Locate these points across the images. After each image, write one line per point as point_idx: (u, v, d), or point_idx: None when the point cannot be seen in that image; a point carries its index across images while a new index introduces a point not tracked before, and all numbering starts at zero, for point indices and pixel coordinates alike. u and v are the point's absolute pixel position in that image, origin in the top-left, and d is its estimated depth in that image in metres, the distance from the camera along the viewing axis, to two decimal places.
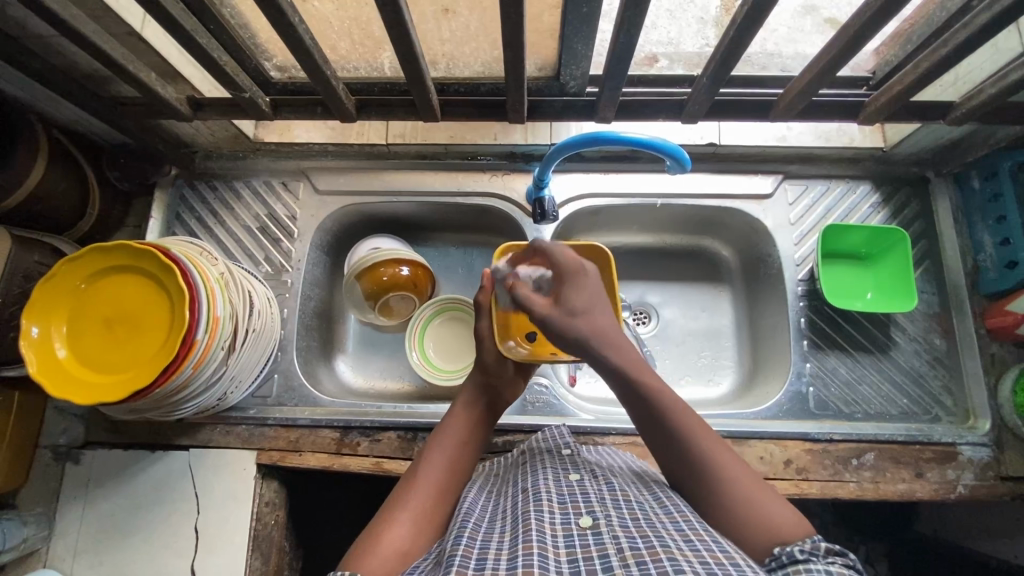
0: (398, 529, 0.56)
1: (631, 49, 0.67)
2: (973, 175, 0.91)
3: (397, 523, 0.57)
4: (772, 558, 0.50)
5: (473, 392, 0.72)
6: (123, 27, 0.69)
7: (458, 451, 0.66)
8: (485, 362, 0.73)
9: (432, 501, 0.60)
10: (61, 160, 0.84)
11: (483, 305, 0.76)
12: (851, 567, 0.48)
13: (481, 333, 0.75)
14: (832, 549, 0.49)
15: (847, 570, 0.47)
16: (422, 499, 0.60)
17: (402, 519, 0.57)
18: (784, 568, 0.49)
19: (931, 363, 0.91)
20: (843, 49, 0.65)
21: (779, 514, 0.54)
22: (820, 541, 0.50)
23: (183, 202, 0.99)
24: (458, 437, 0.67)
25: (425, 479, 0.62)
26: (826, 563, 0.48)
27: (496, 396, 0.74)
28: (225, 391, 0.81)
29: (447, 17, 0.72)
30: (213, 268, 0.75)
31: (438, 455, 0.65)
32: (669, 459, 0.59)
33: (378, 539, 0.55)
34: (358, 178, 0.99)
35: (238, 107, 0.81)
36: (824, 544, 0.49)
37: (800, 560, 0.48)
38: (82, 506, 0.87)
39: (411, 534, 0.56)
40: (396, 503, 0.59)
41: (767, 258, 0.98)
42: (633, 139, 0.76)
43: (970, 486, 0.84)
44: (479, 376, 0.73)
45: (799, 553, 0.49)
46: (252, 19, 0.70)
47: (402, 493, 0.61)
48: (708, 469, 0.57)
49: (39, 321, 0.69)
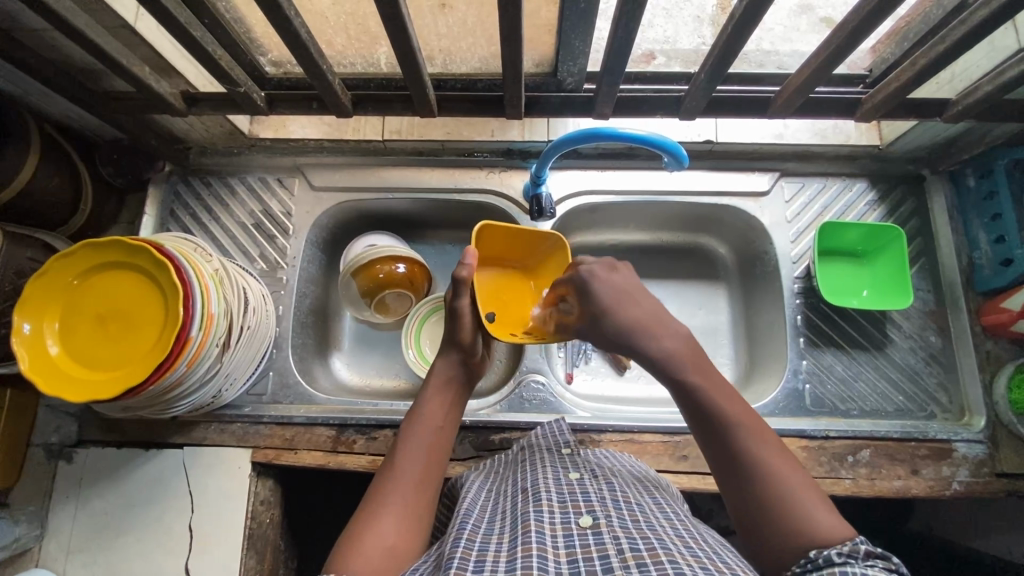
0: (383, 526, 0.56)
1: (629, 45, 0.66)
2: (969, 174, 0.92)
3: (381, 521, 0.56)
4: (807, 560, 0.49)
5: (444, 371, 0.71)
6: (116, 20, 0.67)
7: (433, 439, 0.66)
8: (461, 340, 0.72)
9: (413, 493, 0.60)
10: (53, 155, 0.83)
11: (465, 281, 0.70)
12: (893, 572, 0.46)
13: (461, 311, 0.71)
14: (871, 552, 0.47)
15: (887, 574, 0.46)
16: (405, 493, 0.60)
17: (385, 516, 0.57)
18: (819, 570, 0.47)
19: (926, 360, 0.91)
20: (840, 45, 0.65)
21: (823, 516, 0.52)
22: (859, 544, 0.48)
23: (178, 198, 0.98)
24: (434, 422, 0.67)
25: (404, 472, 0.61)
26: (864, 566, 0.46)
27: (469, 373, 0.73)
28: (219, 389, 0.80)
29: (443, 12, 0.71)
30: (208, 265, 0.74)
31: (415, 444, 0.64)
32: (709, 449, 0.59)
33: (362, 538, 0.54)
34: (355, 175, 0.99)
35: (233, 102, 0.80)
36: (863, 547, 0.47)
37: (836, 563, 0.47)
38: (75, 504, 0.87)
39: (397, 530, 0.56)
40: (380, 499, 0.59)
41: (764, 255, 0.98)
42: (630, 134, 0.76)
43: (965, 482, 0.84)
44: (453, 354, 0.72)
45: (835, 556, 0.47)
46: (247, 12, 0.70)
47: (382, 488, 0.60)
48: (748, 460, 0.56)
49: (32, 317, 0.68)
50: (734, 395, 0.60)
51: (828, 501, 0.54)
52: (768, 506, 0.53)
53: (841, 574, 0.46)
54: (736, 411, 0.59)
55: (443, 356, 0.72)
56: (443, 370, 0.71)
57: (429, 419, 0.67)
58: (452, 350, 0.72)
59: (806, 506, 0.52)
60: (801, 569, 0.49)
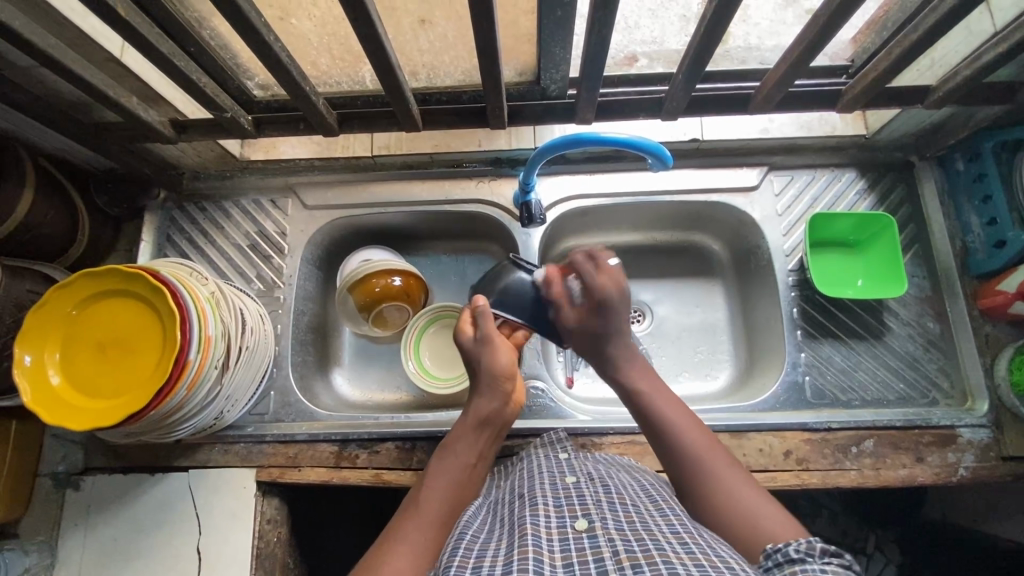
0: (399, 550, 0.54)
1: (604, 51, 0.67)
2: (958, 158, 0.91)
3: (399, 544, 0.55)
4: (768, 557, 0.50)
5: (477, 409, 0.70)
6: (103, 54, 0.69)
7: (458, 475, 0.64)
8: (497, 369, 0.70)
9: (434, 526, 0.58)
10: (49, 189, 0.85)
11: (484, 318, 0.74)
12: (846, 567, 0.46)
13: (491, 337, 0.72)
14: (827, 549, 0.48)
15: (842, 571, 0.46)
16: (423, 523, 0.58)
17: (409, 538, 0.56)
18: (779, 566, 0.48)
19: (925, 347, 0.91)
20: (813, 41, 0.66)
21: (773, 519, 0.55)
22: (816, 542, 0.49)
23: (173, 223, 1.00)
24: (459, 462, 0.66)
25: (428, 505, 0.60)
26: (821, 562, 0.46)
27: (500, 422, 0.72)
28: (221, 410, 0.81)
29: (424, 28, 0.73)
30: (203, 288, 0.75)
31: (441, 480, 0.63)
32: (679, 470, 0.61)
33: (382, 559, 0.54)
34: (346, 192, 1.00)
35: (222, 127, 0.82)
36: (819, 544, 0.48)
37: (795, 559, 0.47)
38: (83, 533, 0.87)
39: (414, 555, 0.54)
40: (399, 528, 0.58)
41: (757, 250, 0.98)
42: (611, 138, 0.76)
43: (971, 468, 0.83)
44: (487, 386, 0.70)
45: (794, 552, 0.48)
46: (232, 40, 0.72)
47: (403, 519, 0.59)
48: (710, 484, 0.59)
49: (32, 349, 0.69)
50: (698, 429, 0.64)
51: (771, 500, 0.57)
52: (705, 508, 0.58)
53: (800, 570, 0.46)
54: (687, 425, 0.64)
55: (483, 394, 0.70)
56: (486, 408, 0.70)
57: (469, 449, 0.67)
58: (496, 389, 0.70)
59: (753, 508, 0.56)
60: (763, 567, 0.50)
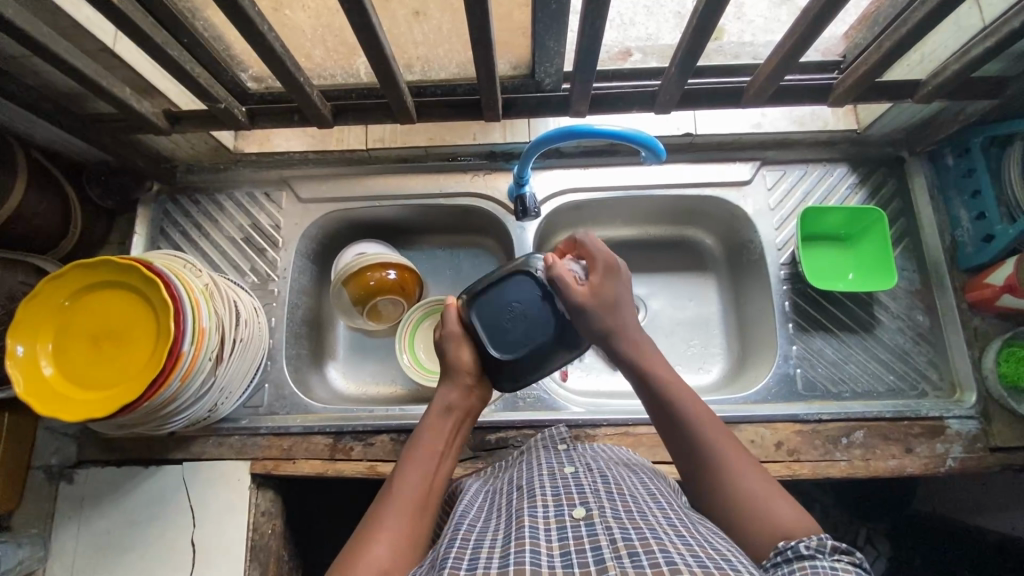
0: (377, 544, 0.53)
1: (597, 44, 0.67)
2: (947, 153, 0.93)
3: (377, 538, 0.54)
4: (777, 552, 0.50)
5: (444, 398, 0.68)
6: (96, 44, 0.69)
7: (431, 462, 0.63)
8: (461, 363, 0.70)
9: (410, 516, 0.57)
10: (42, 181, 0.84)
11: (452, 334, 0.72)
12: (856, 564, 0.48)
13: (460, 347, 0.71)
14: (838, 547, 0.49)
15: (851, 568, 0.47)
16: (398, 513, 0.57)
17: (383, 533, 0.54)
18: (789, 562, 0.49)
19: (915, 339, 0.92)
20: (804, 34, 0.66)
21: (780, 505, 0.55)
22: (826, 537, 0.49)
23: (167, 216, 0.99)
24: (432, 450, 0.64)
25: (401, 494, 0.59)
26: (832, 560, 0.47)
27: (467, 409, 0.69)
28: (215, 403, 0.81)
29: (418, 20, 0.73)
30: (198, 279, 0.75)
31: (415, 467, 0.62)
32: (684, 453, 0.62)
33: (360, 553, 0.53)
34: (341, 185, 1.00)
35: (216, 119, 0.81)
36: (830, 542, 0.49)
37: (805, 556, 0.48)
38: (77, 526, 0.87)
39: (390, 550, 0.53)
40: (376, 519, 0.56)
41: (749, 244, 0.99)
42: (607, 131, 0.77)
43: (959, 459, 0.84)
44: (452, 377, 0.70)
45: (804, 548, 0.49)
46: (226, 31, 0.71)
47: (379, 509, 0.58)
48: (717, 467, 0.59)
49: (25, 339, 0.69)
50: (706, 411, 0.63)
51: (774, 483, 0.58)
52: (708, 482, 0.59)
53: (809, 567, 0.47)
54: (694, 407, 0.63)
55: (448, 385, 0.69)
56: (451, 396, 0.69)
57: (438, 437, 0.65)
58: (461, 380, 0.69)
59: (759, 495, 0.57)
60: (772, 561, 0.50)
